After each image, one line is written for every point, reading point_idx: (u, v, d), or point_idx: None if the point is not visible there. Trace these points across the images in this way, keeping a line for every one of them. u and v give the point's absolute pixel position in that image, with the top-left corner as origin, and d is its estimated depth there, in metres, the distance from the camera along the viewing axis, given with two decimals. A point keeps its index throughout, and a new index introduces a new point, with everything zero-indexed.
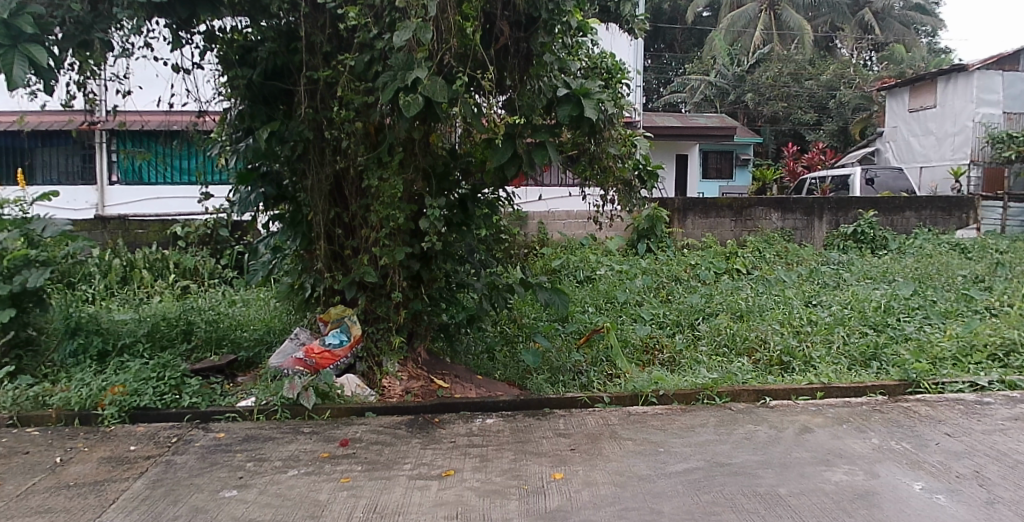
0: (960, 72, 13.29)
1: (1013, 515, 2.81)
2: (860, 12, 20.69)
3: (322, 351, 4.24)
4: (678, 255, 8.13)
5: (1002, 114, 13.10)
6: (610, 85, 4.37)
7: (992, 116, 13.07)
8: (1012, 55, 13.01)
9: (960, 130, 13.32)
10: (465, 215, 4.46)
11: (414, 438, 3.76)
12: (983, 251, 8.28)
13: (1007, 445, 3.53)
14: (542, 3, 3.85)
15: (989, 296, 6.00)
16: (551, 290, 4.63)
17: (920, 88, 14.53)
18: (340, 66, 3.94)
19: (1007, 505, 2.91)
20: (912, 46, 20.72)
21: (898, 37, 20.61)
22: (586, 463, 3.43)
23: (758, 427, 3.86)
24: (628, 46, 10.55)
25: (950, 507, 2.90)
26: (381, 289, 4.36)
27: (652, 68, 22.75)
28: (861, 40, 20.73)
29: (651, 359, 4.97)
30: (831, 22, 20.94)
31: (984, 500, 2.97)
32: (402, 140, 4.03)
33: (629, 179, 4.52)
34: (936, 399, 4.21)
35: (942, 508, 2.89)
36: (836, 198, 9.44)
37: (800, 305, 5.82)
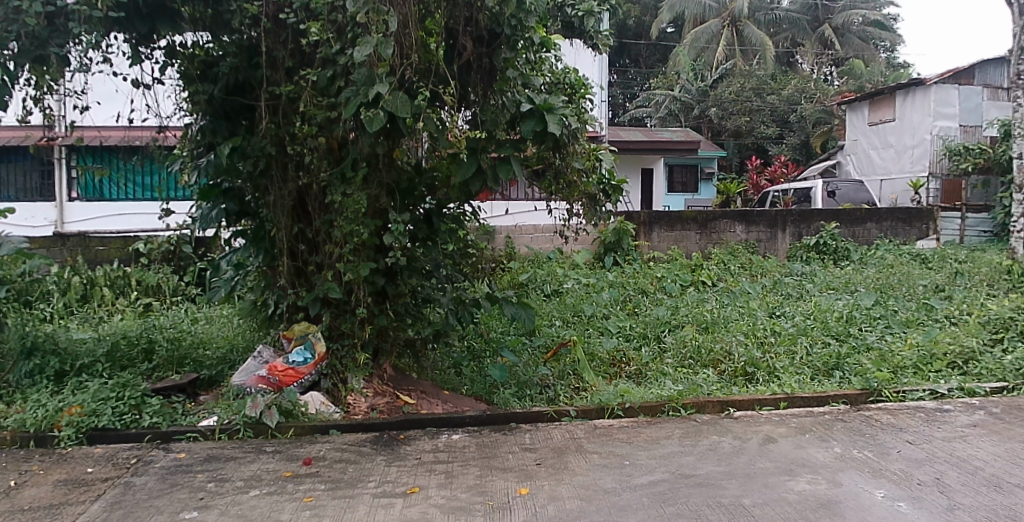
0: (918, 86, 13.56)
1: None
2: (820, 27, 21.12)
3: (286, 369, 4.17)
4: (644, 268, 8.19)
5: (959, 127, 13.40)
6: (573, 100, 4.42)
7: (950, 129, 13.36)
8: (967, 70, 13.34)
9: (918, 144, 13.62)
10: (431, 230, 4.44)
11: (379, 456, 3.72)
12: (942, 261, 8.46)
13: (966, 452, 3.60)
14: (504, 19, 3.93)
15: (949, 304, 6.10)
16: (517, 304, 4.63)
17: (879, 102, 14.83)
18: (302, 81, 3.97)
19: (967, 512, 2.95)
20: (871, 61, 21.20)
21: (858, 53, 21.07)
22: (552, 478, 3.41)
23: (723, 439, 3.87)
24: (591, 60, 10.60)
25: (911, 514, 2.94)
26: (345, 306, 4.31)
27: (617, 83, 23.41)
28: (822, 56, 21.18)
29: (617, 372, 4.97)
30: (792, 37, 21.45)
31: (945, 507, 3.00)
32: (365, 156, 4.02)
33: (593, 193, 4.53)
34: (898, 407, 4.25)
35: (904, 516, 2.92)
36: (798, 210, 9.58)
37: (764, 316, 5.86)
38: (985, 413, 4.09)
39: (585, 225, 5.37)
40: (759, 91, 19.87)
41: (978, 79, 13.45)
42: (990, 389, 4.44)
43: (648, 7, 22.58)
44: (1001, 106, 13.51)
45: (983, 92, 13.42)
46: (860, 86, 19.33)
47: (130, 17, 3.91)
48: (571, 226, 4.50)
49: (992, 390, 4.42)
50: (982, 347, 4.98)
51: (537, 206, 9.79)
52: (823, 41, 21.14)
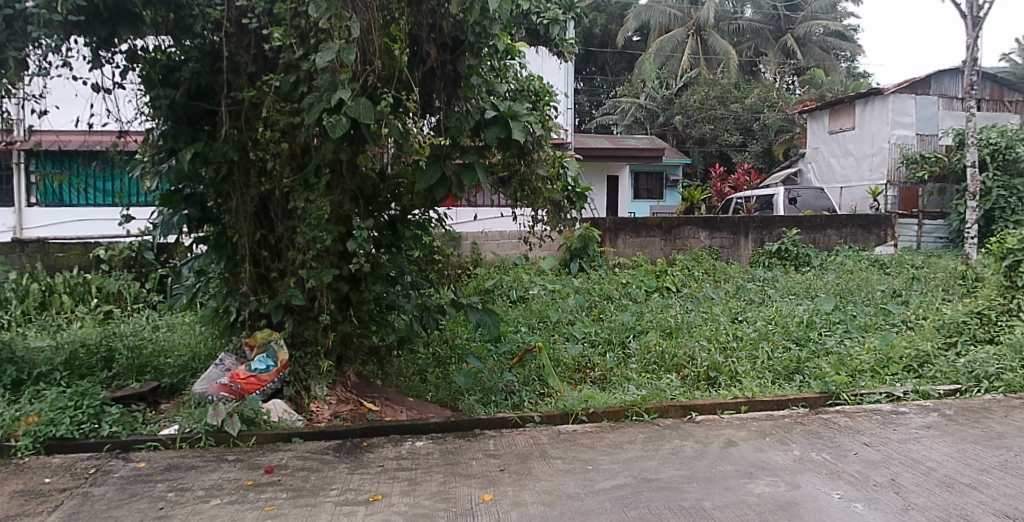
0: (876, 96, 13.81)
1: None
2: (782, 37, 21.46)
3: (248, 377, 4.15)
4: (610, 274, 8.24)
5: (915, 136, 13.67)
6: (537, 107, 4.47)
7: (907, 138, 13.62)
8: (923, 80, 13.60)
9: (876, 152, 13.84)
10: (395, 235, 4.48)
11: (342, 463, 3.69)
12: (900, 267, 8.63)
13: (920, 453, 3.69)
14: (468, 27, 3.97)
15: (905, 309, 6.23)
16: (482, 311, 4.64)
17: (838, 111, 15.10)
18: (265, 87, 3.99)
19: (921, 511, 3.02)
20: (831, 71, 21.54)
21: (819, 62, 21.42)
22: (515, 484, 3.41)
23: (684, 443, 3.90)
24: (556, 68, 10.71)
25: (867, 515, 3.00)
26: (309, 312, 4.29)
27: (584, 90, 23.56)
28: (783, 65, 21.50)
29: (582, 378, 4.98)
30: (755, 47, 21.73)
31: (900, 507, 3.06)
32: (328, 162, 4.02)
33: (557, 200, 4.55)
34: (855, 410, 4.33)
35: (860, 517, 2.97)
36: (761, 217, 9.72)
37: (727, 322, 5.93)
38: (938, 416, 4.21)
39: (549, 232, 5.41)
40: (724, 99, 20.11)
41: (934, 89, 13.69)
42: (943, 391, 4.55)
43: (614, 16, 22.79)
44: (955, 115, 13.78)
45: (938, 102, 13.69)
46: (822, 95, 19.67)
47: (89, 22, 3.83)
48: (535, 232, 4.50)
49: (946, 393, 4.53)
50: (937, 350, 5.08)
51: (502, 212, 9.78)
52: (785, 51, 21.47)
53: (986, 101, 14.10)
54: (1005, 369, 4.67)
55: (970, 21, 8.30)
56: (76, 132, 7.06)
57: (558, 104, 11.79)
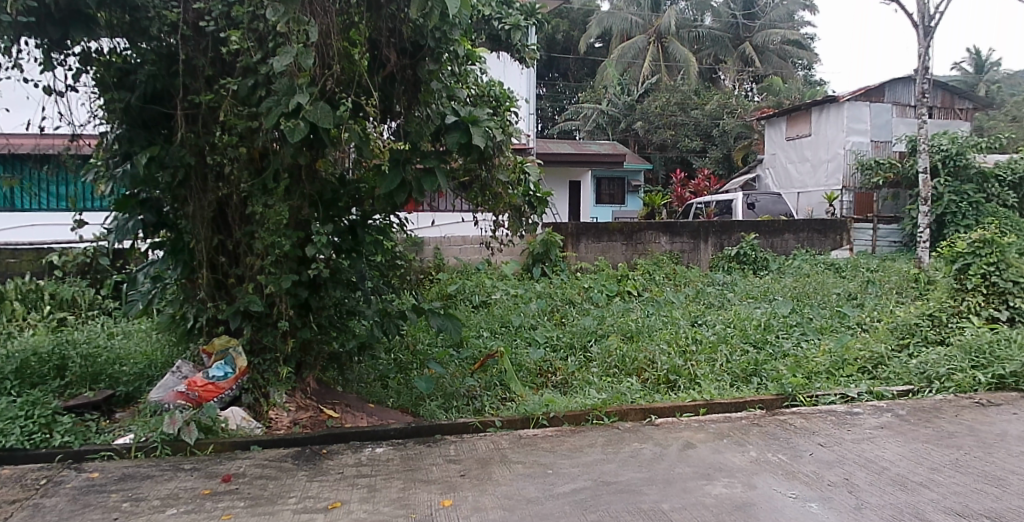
0: (832, 103, 14.12)
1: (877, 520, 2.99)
2: (741, 45, 21.80)
3: (206, 384, 4.09)
4: (571, 278, 8.30)
5: (870, 143, 14.02)
6: (498, 113, 4.53)
7: (862, 144, 13.97)
8: (878, 88, 14.00)
9: (833, 157, 14.13)
10: (356, 241, 4.45)
11: (301, 471, 3.66)
12: (855, 270, 8.83)
13: (873, 453, 3.76)
14: (428, 32, 3.97)
15: (860, 311, 6.38)
16: (443, 316, 4.62)
17: (795, 118, 15.42)
18: (222, 91, 3.98)
19: (873, 510, 3.08)
20: (789, 78, 21.95)
21: (777, 70, 21.80)
22: (475, 489, 3.42)
23: (644, 446, 3.94)
24: (517, 73, 10.81)
25: (820, 514, 3.05)
26: (267, 318, 4.26)
27: (547, 96, 23.77)
28: (742, 73, 21.84)
29: (544, 382, 5.00)
30: (715, 54, 22.05)
31: (853, 506, 3.13)
32: (287, 167, 4.01)
33: (518, 205, 4.59)
34: (811, 411, 4.41)
35: (814, 517, 3.03)
36: (720, 222, 9.90)
37: (686, 325, 5.99)
38: (892, 416, 4.31)
39: (509, 237, 5.43)
40: (684, 106, 20.35)
41: (888, 97, 14.08)
42: (897, 392, 4.66)
43: (576, 22, 23.01)
44: (908, 122, 14.19)
45: (892, 110, 14.07)
46: (778, 102, 20.05)
47: (41, 22, 3.79)
48: (498, 237, 4.51)
49: (899, 393, 4.64)
50: (890, 352, 5.21)
51: (464, 217, 9.79)
52: (744, 59, 21.82)
53: (937, 108, 14.50)
54: (956, 370, 4.80)
55: (922, 31, 8.52)
56: (27, 135, 6.93)
57: (519, 109, 11.86)
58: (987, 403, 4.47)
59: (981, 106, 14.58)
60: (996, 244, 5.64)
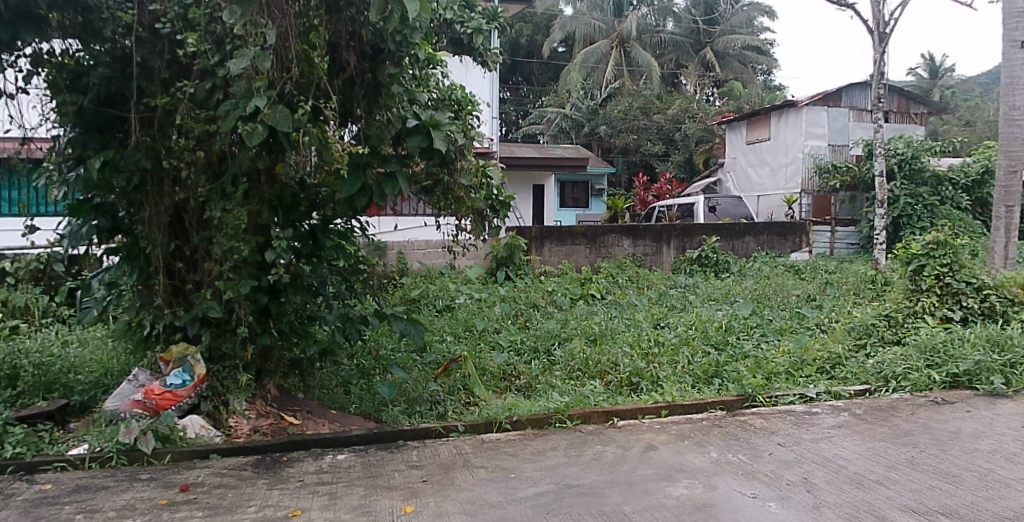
0: (791, 107, 14.34)
1: (835, 518, 3.04)
2: (702, 50, 22.09)
3: (163, 392, 4.04)
4: (535, 282, 8.32)
5: (827, 147, 14.24)
6: (460, 116, 4.53)
7: (820, 148, 14.20)
8: (834, 93, 14.21)
9: (792, 161, 14.39)
10: (316, 246, 4.45)
11: (261, 479, 3.62)
12: (814, 272, 9.00)
13: (831, 452, 3.83)
14: (388, 35, 3.99)
15: (818, 313, 6.50)
16: (406, 321, 4.61)
17: (756, 122, 15.70)
18: (179, 93, 3.93)
19: (831, 509, 3.14)
20: (749, 83, 22.29)
21: (737, 75, 22.13)
22: (437, 494, 3.40)
23: (606, 448, 3.96)
24: (479, 78, 10.89)
25: (779, 513, 3.10)
26: (226, 325, 4.21)
27: (511, 100, 24.01)
28: (703, 77, 22.14)
29: (507, 386, 5.00)
30: (676, 59, 22.20)
31: (812, 505, 3.18)
32: (245, 171, 4.00)
33: (481, 209, 4.58)
34: (770, 411, 4.48)
35: (773, 516, 3.07)
36: (682, 225, 10.03)
37: (649, 328, 6.04)
38: (849, 415, 4.39)
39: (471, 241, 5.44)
40: (646, 110, 20.54)
41: (845, 101, 14.32)
42: (854, 391, 4.75)
43: (540, 27, 23.16)
44: (865, 126, 14.42)
45: (849, 114, 14.32)
46: (738, 107, 20.34)
47: None
48: (460, 241, 4.53)
49: (857, 392, 4.74)
50: (848, 351, 5.32)
51: (428, 222, 9.73)
52: (705, 64, 22.07)
53: (893, 113, 14.81)
54: (911, 369, 4.92)
55: (877, 36, 8.70)
56: None
57: (482, 113, 11.89)
58: (941, 401, 4.58)
59: (935, 110, 14.96)
60: (949, 245, 5.80)
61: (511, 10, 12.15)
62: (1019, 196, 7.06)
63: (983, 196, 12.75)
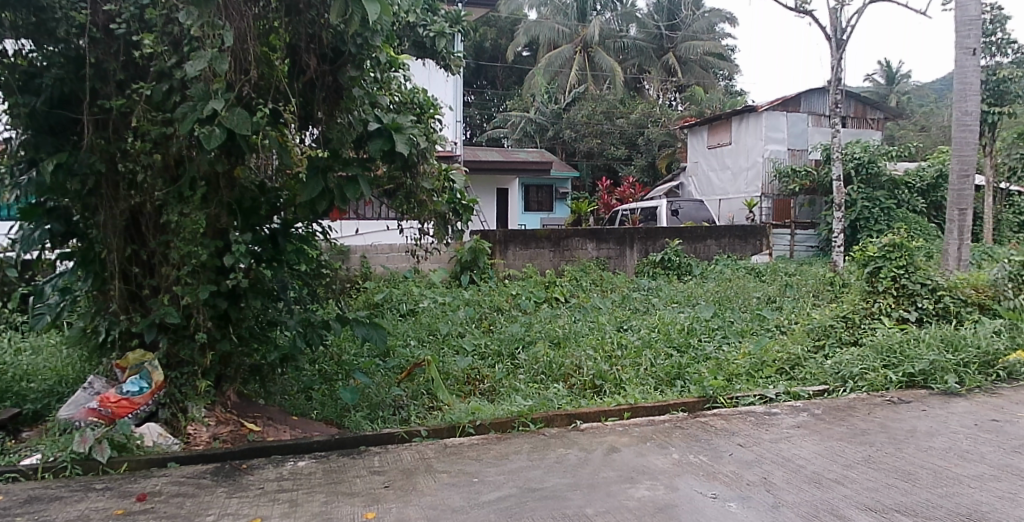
0: (751, 112, 14.60)
1: (793, 517, 3.09)
2: (664, 55, 22.38)
3: (119, 400, 3.96)
4: (500, 285, 8.34)
5: (787, 151, 14.51)
6: (422, 120, 4.54)
7: (779, 152, 14.43)
8: (793, 99, 14.48)
9: (752, 166, 14.62)
10: (277, 250, 4.42)
11: (220, 487, 3.56)
12: (774, 274, 9.17)
13: (790, 452, 3.90)
14: (349, 38, 3.98)
15: (779, 314, 6.62)
16: (368, 325, 4.59)
17: (716, 127, 15.92)
18: (135, 96, 3.87)
19: (790, 508, 3.19)
20: (711, 88, 22.65)
21: (698, 80, 22.45)
22: (399, 500, 3.39)
23: (569, 451, 3.99)
24: (443, 81, 10.97)
25: (739, 513, 3.14)
26: (184, 331, 4.16)
27: (475, 103, 24.14)
28: (666, 82, 22.44)
29: (471, 390, 5.01)
30: (639, 65, 22.51)
31: (771, 504, 3.23)
32: (203, 174, 3.96)
33: (444, 213, 4.60)
34: (730, 412, 4.55)
35: (733, 516, 3.11)
36: (645, 229, 10.14)
37: (612, 330, 6.10)
38: (808, 415, 4.47)
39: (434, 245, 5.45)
40: (610, 114, 20.72)
41: (804, 107, 14.60)
42: (813, 392, 4.86)
43: (504, 31, 23.28)
44: (823, 131, 14.75)
45: (807, 119, 14.63)
46: (700, 112, 20.61)
47: None
48: (422, 245, 4.53)
49: (815, 393, 4.84)
50: (807, 353, 5.44)
51: (390, 226, 9.99)
52: (667, 68, 22.33)
53: (851, 118, 15.13)
54: (869, 369, 5.03)
55: (835, 43, 8.89)
56: None
57: (445, 117, 11.92)
58: (897, 400, 4.69)
59: (891, 116, 15.33)
60: (905, 248, 5.94)
61: (475, 13, 12.18)
62: (972, 199, 7.25)
63: (937, 200, 13.08)
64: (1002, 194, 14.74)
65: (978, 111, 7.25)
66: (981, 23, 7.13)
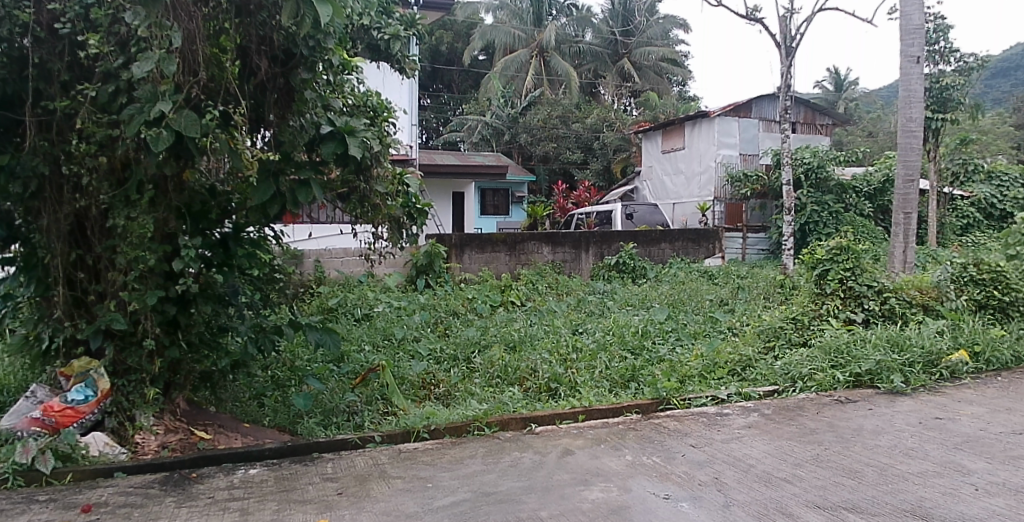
0: (703, 118, 14.84)
1: (742, 515, 3.16)
2: (620, 61, 22.67)
3: (64, 409, 3.84)
4: (455, 290, 8.35)
5: (738, 156, 14.83)
6: (375, 123, 4.52)
7: (730, 157, 14.75)
8: (745, 104, 14.79)
9: (705, 170, 14.88)
10: (227, 254, 4.35)
11: (168, 497, 3.49)
12: (727, 277, 9.35)
13: (740, 452, 3.99)
14: (301, 40, 3.94)
15: (731, 316, 6.77)
16: (321, 330, 4.58)
17: (670, 132, 16.20)
18: (79, 97, 3.78)
19: (740, 507, 3.26)
20: (665, 94, 23.02)
21: (653, 85, 22.81)
22: (353, 507, 3.36)
23: (523, 454, 4.02)
24: (398, 85, 11.10)
25: (691, 513, 3.20)
26: (132, 337, 4.08)
27: (431, 107, 24.17)
28: (621, 88, 22.74)
29: (427, 394, 5.00)
30: (595, 69, 22.75)
31: (721, 504, 3.30)
32: (151, 177, 3.88)
33: (398, 217, 4.60)
34: (683, 413, 4.63)
35: (684, 516, 3.17)
36: (601, 232, 10.26)
37: (567, 333, 6.16)
38: (759, 415, 4.58)
39: (388, 250, 5.44)
40: (565, 119, 20.81)
41: (755, 112, 14.89)
42: (763, 392, 4.98)
43: (460, 35, 23.74)
44: (773, 137, 15.00)
45: (758, 125, 14.93)
46: (655, 116, 20.93)
47: None
48: (376, 249, 4.54)
49: (765, 393, 4.97)
50: (757, 355, 5.57)
51: (344, 229, 10.02)
52: (622, 74, 22.66)
53: (800, 124, 15.50)
54: (817, 369, 5.17)
55: (784, 50, 9.09)
56: None
57: (399, 121, 11.93)
58: (845, 400, 4.83)
59: (839, 122, 15.74)
60: (852, 251, 6.12)
61: (431, 16, 12.14)
62: (916, 203, 7.48)
63: (884, 204, 13.47)
64: (946, 198, 15.24)
65: (922, 118, 7.49)
66: (924, 32, 7.39)
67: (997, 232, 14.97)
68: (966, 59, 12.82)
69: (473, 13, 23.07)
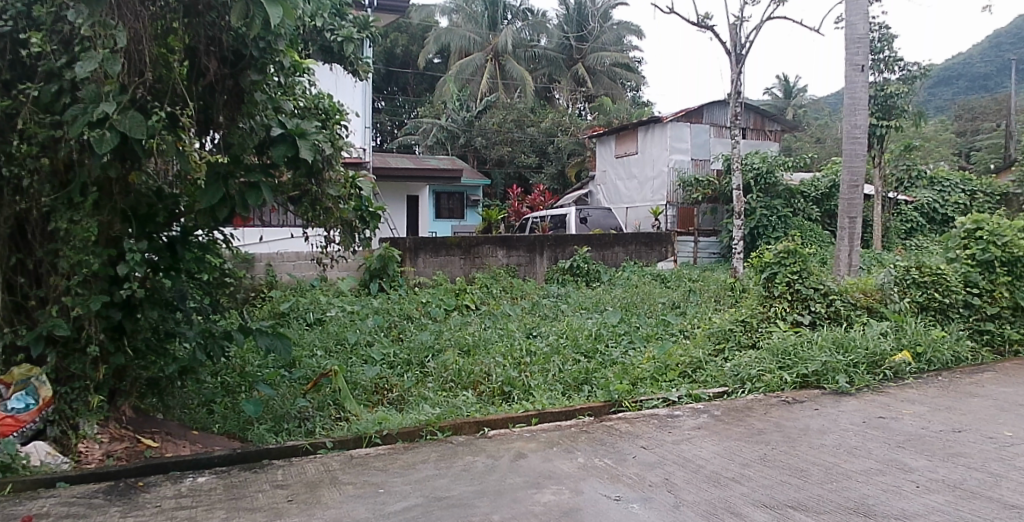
0: (657, 123, 15.08)
1: (690, 515, 3.23)
2: (574, 66, 22.85)
3: (3, 418, 3.74)
4: (409, 293, 8.35)
5: (690, 161, 15.05)
6: (327, 125, 4.62)
7: (682, 162, 14.98)
8: (697, 110, 15.01)
9: (658, 175, 15.09)
10: (175, 258, 4.29)
11: (113, 507, 3.40)
12: (678, 280, 9.52)
13: (689, 452, 4.08)
14: (250, 41, 3.88)
15: (683, 318, 6.91)
16: (272, 336, 4.56)
17: (624, 136, 16.38)
18: (20, 96, 3.67)
19: (689, 508, 3.33)
20: (619, 98, 23.31)
21: (607, 91, 23.02)
22: (303, 514, 3.33)
23: (476, 458, 4.04)
24: (348, 86, 11.01)
25: (641, 514, 3.26)
26: (75, 344, 3.97)
27: (386, 110, 24.07)
28: (576, 92, 22.98)
29: (380, 400, 5.00)
30: (549, 74, 22.84)
31: (671, 504, 3.36)
32: (95, 179, 3.79)
33: (350, 221, 4.62)
34: (635, 415, 4.71)
35: (634, 517, 3.23)
36: (555, 236, 10.38)
37: (521, 337, 6.21)
38: (709, 416, 4.69)
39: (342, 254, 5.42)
40: (521, 122, 20.90)
41: (705, 117, 15.13)
42: (713, 393, 5.11)
43: (415, 37, 23.74)
44: (723, 142, 15.37)
45: (709, 130, 15.19)
46: (609, 121, 21.22)
47: None
48: (328, 253, 4.55)
49: (714, 395, 5.09)
50: (707, 357, 5.70)
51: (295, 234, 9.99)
52: (577, 79, 22.92)
53: (750, 130, 15.82)
54: (765, 370, 5.32)
55: (735, 57, 9.28)
56: None
57: (352, 124, 11.87)
58: (792, 400, 4.97)
59: (788, 128, 16.14)
60: (799, 254, 6.29)
61: (385, 18, 12.06)
62: (861, 208, 7.72)
63: (831, 208, 13.89)
64: (891, 202, 15.75)
65: (866, 125, 7.73)
66: (867, 42, 7.62)
67: (938, 236, 15.54)
68: (910, 68, 13.25)
69: (428, 15, 22.98)
